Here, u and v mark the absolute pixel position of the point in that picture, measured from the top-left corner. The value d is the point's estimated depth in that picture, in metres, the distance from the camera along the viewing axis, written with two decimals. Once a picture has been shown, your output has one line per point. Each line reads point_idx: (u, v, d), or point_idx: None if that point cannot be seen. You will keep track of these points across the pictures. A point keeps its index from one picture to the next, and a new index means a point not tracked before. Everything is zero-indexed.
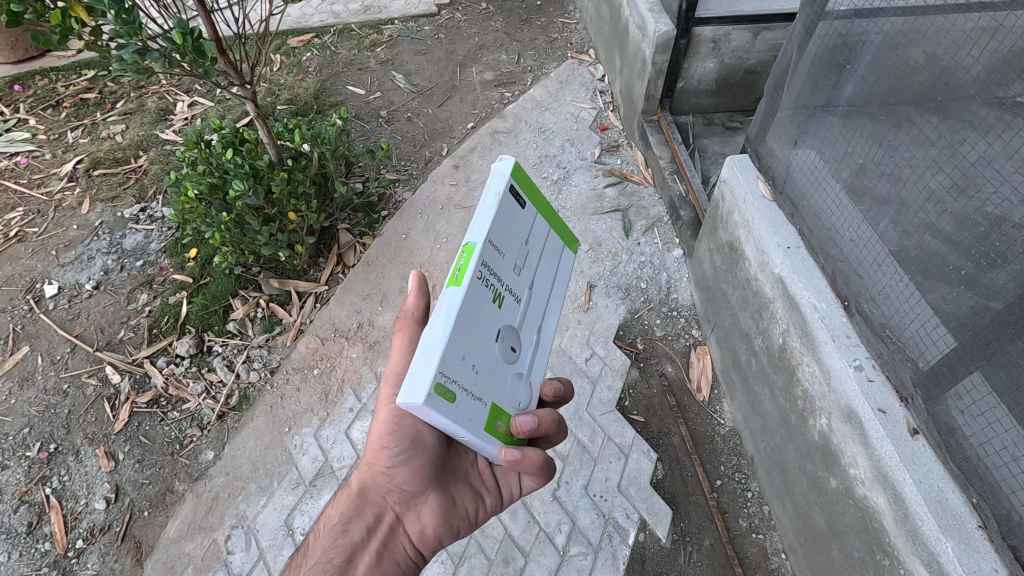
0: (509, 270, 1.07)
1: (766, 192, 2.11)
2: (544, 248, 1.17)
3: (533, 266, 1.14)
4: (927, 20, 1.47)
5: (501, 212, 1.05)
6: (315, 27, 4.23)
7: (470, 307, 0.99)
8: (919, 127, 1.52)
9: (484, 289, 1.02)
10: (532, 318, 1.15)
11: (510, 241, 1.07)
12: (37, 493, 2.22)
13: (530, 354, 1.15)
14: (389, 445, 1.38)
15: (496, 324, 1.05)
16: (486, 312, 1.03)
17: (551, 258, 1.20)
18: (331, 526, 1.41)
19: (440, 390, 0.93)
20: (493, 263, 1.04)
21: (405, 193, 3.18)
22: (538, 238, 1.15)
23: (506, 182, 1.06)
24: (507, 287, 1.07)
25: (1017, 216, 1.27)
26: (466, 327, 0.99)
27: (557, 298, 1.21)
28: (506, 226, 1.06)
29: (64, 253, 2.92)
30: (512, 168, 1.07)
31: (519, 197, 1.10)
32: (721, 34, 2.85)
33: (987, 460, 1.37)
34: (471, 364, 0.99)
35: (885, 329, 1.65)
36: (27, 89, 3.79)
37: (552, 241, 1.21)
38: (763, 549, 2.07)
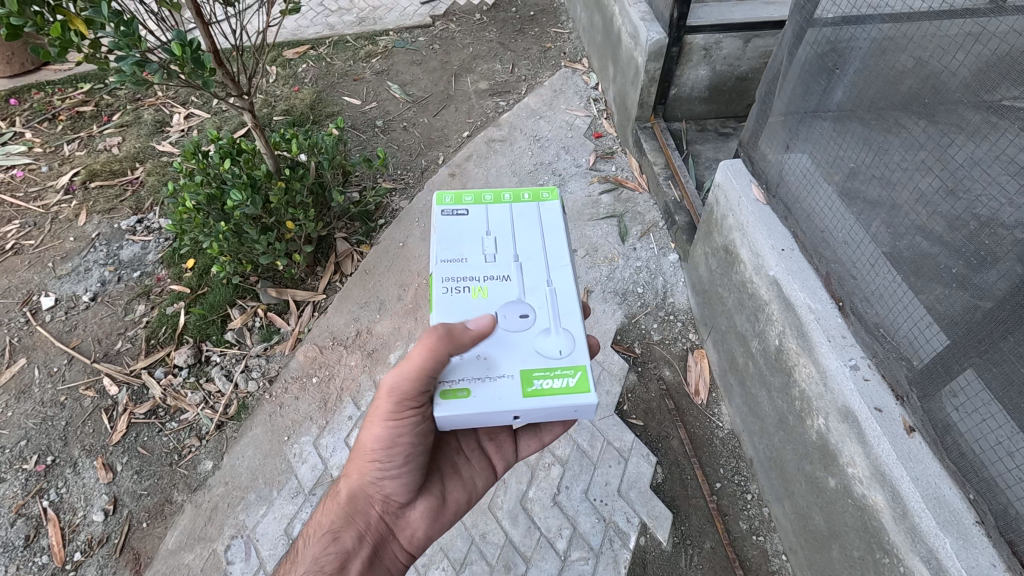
0: (480, 262, 1.44)
1: (760, 195, 2.13)
2: (511, 225, 1.51)
3: (507, 242, 1.48)
4: (914, 26, 1.50)
5: (447, 229, 1.48)
6: (311, 39, 4.27)
7: (453, 312, 1.36)
8: (907, 131, 1.55)
9: (461, 290, 1.39)
10: (533, 276, 1.42)
11: (468, 243, 1.47)
12: (34, 506, 2.21)
13: (545, 300, 1.38)
14: (380, 459, 1.40)
15: (490, 306, 1.37)
16: (471, 305, 1.37)
17: (528, 227, 1.51)
18: (323, 533, 1.44)
19: (449, 394, 1.26)
20: (455, 267, 1.42)
21: (402, 201, 3.20)
22: (501, 221, 1.51)
23: (438, 214, 1.51)
24: (484, 273, 1.42)
25: (1004, 217, 1.30)
26: None
27: (554, 246, 1.47)
28: (458, 239, 1.47)
29: (61, 265, 2.92)
30: (441, 203, 1.53)
31: (462, 214, 1.52)
32: (712, 41, 2.89)
33: (982, 456, 1.38)
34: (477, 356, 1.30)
35: (880, 329, 1.66)
36: (23, 103, 3.80)
37: (524, 215, 1.53)
38: (764, 551, 2.08)
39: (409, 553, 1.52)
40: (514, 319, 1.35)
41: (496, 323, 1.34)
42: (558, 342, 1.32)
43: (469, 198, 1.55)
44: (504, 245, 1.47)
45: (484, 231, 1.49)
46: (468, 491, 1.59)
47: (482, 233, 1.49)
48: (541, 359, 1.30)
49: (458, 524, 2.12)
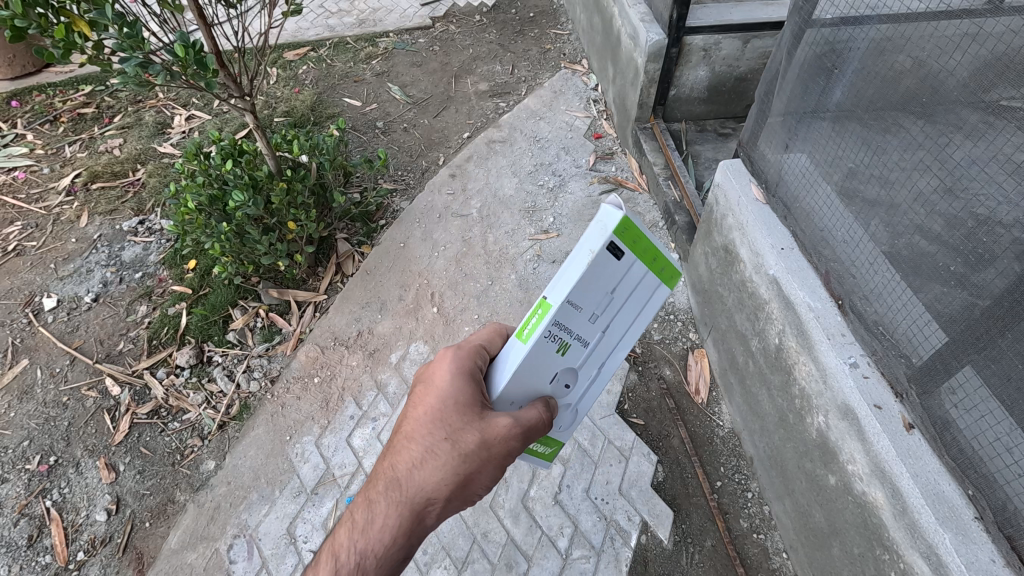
0: (585, 329, 1.14)
1: (760, 195, 2.14)
2: (636, 296, 1.14)
3: (614, 313, 1.14)
4: (912, 27, 1.51)
5: (591, 270, 1.03)
6: (311, 41, 4.28)
7: (530, 360, 1.15)
8: (905, 131, 1.56)
9: (550, 345, 1.13)
10: (598, 356, 1.23)
11: (593, 298, 1.09)
12: (37, 506, 2.22)
13: (586, 388, 1.29)
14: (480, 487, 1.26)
15: (555, 368, 1.19)
16: (546, 362, 1.16)
17: (646, 310, 1.17)
18: (385, 547, 1.21)
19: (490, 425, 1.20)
20: (563, 321, 1.10)
21: (403, 202, 3.21)
22: (630, 291, 1.11)
23: (592, 254, 1.01)
24: (578, 341, 1.16)
25: (1000, 216, 1.31)
26: (517, 371, 1.17)
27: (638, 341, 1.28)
28: (589, 290, 1.08)
29: (63, 266, 2.93)
30: (609, 231, 0.99)
31: (608, 261, 1.03)
32: (711, 42, 2.91)
33: (981, 452, 1.39)
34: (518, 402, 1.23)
35: (879, 327, 1.68)
36: (25, 105, 3.81)
37: (654, 285, 1.13)
38: (764, 549, 2.08)
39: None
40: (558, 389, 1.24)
41: (547, 384, 1.22)
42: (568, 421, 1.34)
43: (629, 234, 1.01)
44: (614, 313, 1.15)
45: (612, 291, 1.10)
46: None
47: (610, 294, 1.10)
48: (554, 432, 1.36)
49: (460, 523, 2.13)
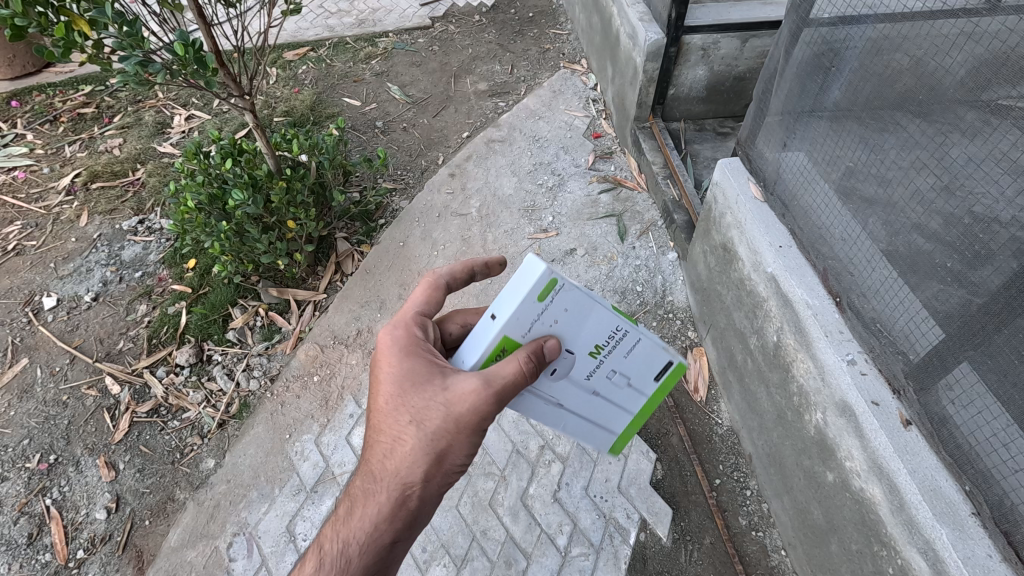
0: (606, 369, 1.30)
1: (758, 193, 2.15)
2: (624, 400, 1.40)
3: (614, 392, 1.36)
4: (909, 26, 1.52)
5: (651, 357, 1.32)
6: (311, 41, 4.29)
7: (593, 321, 1.20)
8: (902, 129, 1.57)
9: (603, 337, 1.24)
10: (576, 395, 1.33)
11: (628, 363, 1.32)
12: (37, 504, 2.22)
13: (545, 397, 1.30)
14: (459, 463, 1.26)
15: (577, 352, 1.23)
16: (588, 345, 1.23)
17: (612, 418, 1.44)
18: (371, 527, 1.24)
19: (541, 293, 1.09)
20: (621, 343, 1.26)
21: (402, 201, 3.22)
22: (625, 401, 1.40)
23: (668, 357, 1.33)
24: (596, 369, 1.29)
25: (997, 213, 1.32)
26: (585, 310, 1.17)
27: (580, 426, 1.41)
28: (639, 357, 1.32)
29: (63, 266, 2.93)
30: (679, 364, 1.36)
31: (653, 371, 1.36)
32: (709, 41, 2.91)
33: (978, 447, 1.40)
34: (550, 322, 1.15)
35: (876, 323, 1.68)
36: (25, 105, 3.82)
37: (621, 425, 1.47)
38: (763, 546, 2.09)
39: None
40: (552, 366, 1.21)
41: (564, 350, 1.20)
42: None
43: (668, 384, 1.41)
44: (609, 393, 1.36)
45: (635, 376, 1.35)
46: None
47: (633, 376, 1.34)
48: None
49: (459, 521, 2.13)
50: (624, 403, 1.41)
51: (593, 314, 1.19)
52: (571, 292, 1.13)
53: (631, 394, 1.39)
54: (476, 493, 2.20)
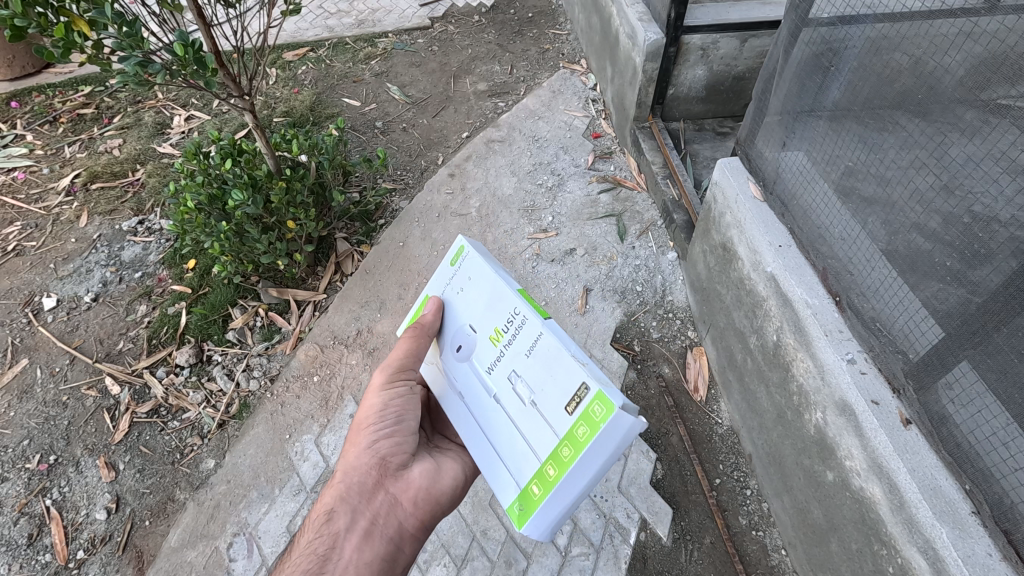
0: (504, 367, 1.30)
1: (757, 193, 2.15)
2: (527, 430, 1.23)
3: (512, 403, 1.28)
4: (908, 26, 1.52)
5: (563, 370, 1.20)
6: (310, 41, 4.29)
7: (496, 295, 1.37)
8: (902, 129, 1.57)
9: (502, 321, 1.34)
10: (479, 391, 1.35)
11: (537, 373, 1.24)
12: (37, 505, 2.22)
13: (449, 381, 1.45)
14: (372, 422, 1.51)
15: (478, 331, 1.38)
16: (493, 322, 1.36)
17: (516, 457, 1.25)
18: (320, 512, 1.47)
19: (453, 256, 1.50)
20: (519, 333, 1.30)
21: (402, 202, 3.22)
22: (528, 428, 1.23)
23: (589, 378, 1.15)
24: (495, 361, 1.32)
25: (996, 213, 1.32)
26: (491, 281, 1.39)
27: (480, 447, 1.32)
28: (541, 367, 1.24)
29: (63, 266, 2.93)
30: (597, 391, 1.11)
31: (565, 398, 1.17)
32: (709, 41, 2.91)
33: (978, 447, 1.40)
34: (455, 289, 1.46)
35: (876, 323, 1.68)
36: (24, 105, 3.82)
37: (525, 473, 1.22)
38: (763, 546, 2.09)
39: (411, 526, 1.47)
40: (455, 338, 1.45)
41: (467, 323, 1.42)
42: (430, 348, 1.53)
43: (585, 423, 1.11)
44: (511, 406, 1.28)
45: (540, 396, 1.22)
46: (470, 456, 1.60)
47: (538, 393, 1.22)
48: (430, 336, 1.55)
49: (459, 521, 2.13)
50: (529, 430, 1.23)
51: (497, 290, 1.37)
52: (474, 260, 1.45)
53: (532, 415, 1.23)
54: (476, 493, 2.20)
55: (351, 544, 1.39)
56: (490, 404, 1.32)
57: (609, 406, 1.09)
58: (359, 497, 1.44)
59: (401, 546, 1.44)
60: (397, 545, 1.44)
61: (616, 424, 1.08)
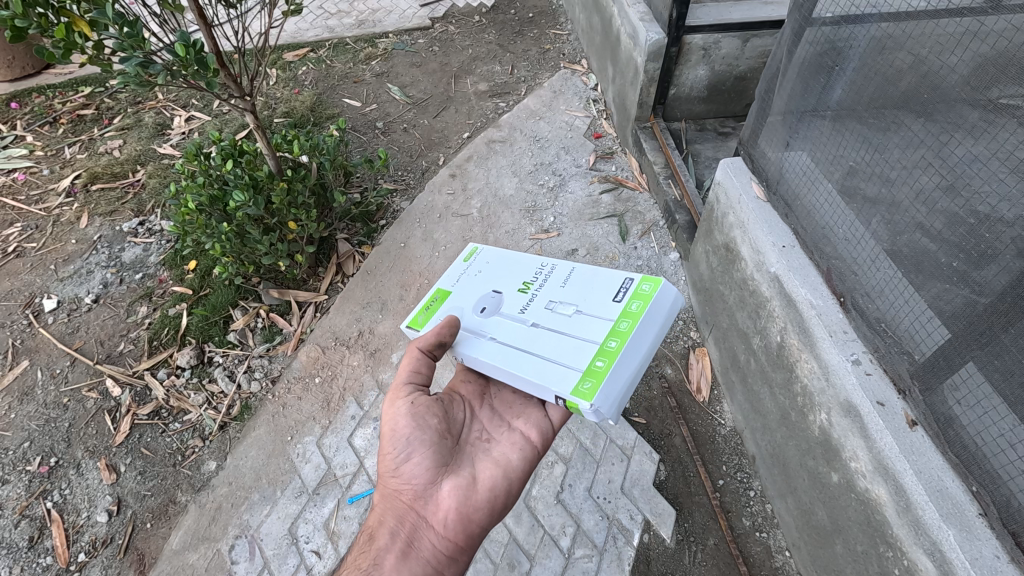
0: (540, 301, 1.65)
1: (760, 193, 2.15)
2: (580, 331, 1.51)
3: (561, 321, 1.56)
4: (912, 25, 1.52)
5: (595, 280, 1.66)
6: (311, 42, 4.28)
7: (511, 268, 1.80)
8: (906, 129, 1.56)
9: (530, 276, 1.75)
10: (522, 325, 1.59)
11: (569, 296, 1.64)
12: (38, 507, 2.21)
13: (477, 332, 1.63)
14: (390, 448, 1.58)
15: (504, 290, 1.72)
16: (518, 278, 1.76)
17: (569, 354, 1.46)
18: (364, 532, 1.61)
19: (467, 255, 1.90)
20: (544, 273, 1.74)
21: (403, 202, 3.21)
22: (581, 330, 1.51)
23: (619, 275, 1.62)
24: (529, 300, 1.66)
25: (1001, 213, 1.32)
26: (505, 257, 1.85)
27: (525, 360, 1.49)
28: (579, 289, 1.65)
29: (63, 268, 2.93)
30: (641, 278, 1.57)
31: (606, 298, 1.57)
32: (710, 41, 2.91)
33: (984, 448, 1.39)
34: (474, 272, 1.83)
35: (881, 323, 1.68)
36: (24, 106, 3.81)
37: (583, 359, 1.43)
38: (767, 547, 2.08)
39: (448, 545, 1.55)
40: (480, 304, 1.71)
41: (491, 290, 1.74)
42: (447, 318, 1.69)
43: (635, 301, 1.53)
44: (559, 324, 1.56)
45: (583, 307, 1.58)
46: (503, 468, 1.62)
47: (580, 304, 1.60)
48: (443, 312, 1.72)
49: None
50: (584, 331, 1.50)
51: (510, 261, 1.83)
52: (489, 253, 1.89)
53: (588, 321, 1.53)
54: None
55: (389, 563, 1.48)
56: (536, 329, 1.56)
57: (642, 283, 1.56)
58: (394, 518, 1.55)
59: (438, 565, 1.52)
60: (434, 566, 1.51)
61: (663, 295, 1.52)
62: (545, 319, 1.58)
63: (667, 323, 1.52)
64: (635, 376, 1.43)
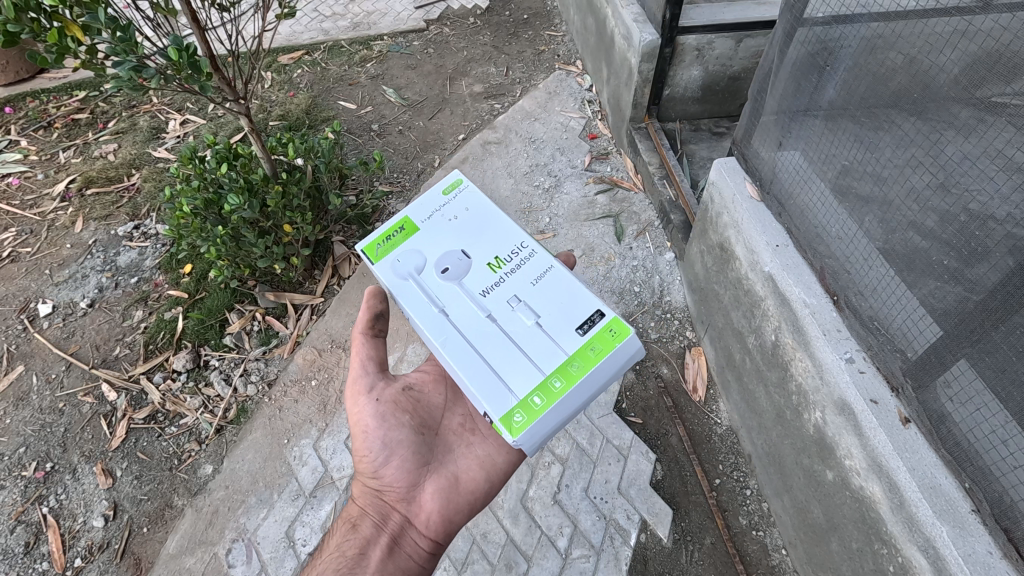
0: (505, 292, 1.45)
1: (754, 193, 2.15)
2: (531, 348, 1.36)
3: (517, 327, 1.39)
4: (903, 25, 1.52)
5: (569, 292, 1.44)
6: (306, 44, 4.28)
7: (490, 232, 1.57)
8: (897, 127, 1.57)
9: (505, 251, 1.53)
10: (473, 311, 1.42)
11: (537, 299, 1.43)
12: (34, 512, 2.21)
13: (430, 297, 1.46)
14: (366, 450, 1.60)
15: (473, 257, 1.52)
16: (493, 247, 1.54)
17: (512, 371, 1.34)
18: (341, 523, 1.63)
19: (449, 190, 1.67)
20: (520, 254, 1.53)
21: (399, 204, 3.22)
22: (535, 348, 1.36)
23: (593, 300, 1.42)
24: (495, 286, 1.46)
25: (993, 211, 1.32)
26: (485, 212, 1.62)
27: (466, 359, 1.35)
28: (551, 295, 1.44)
29: (58, 272, 2.92)
30: (614, 317, 1.39)
31: (574, 323, 1.39)
32: (704, 42, 2.92)
33: (977, 445, 1.40)
34: (449, 218, 1.61)
35: (874, 321, 1.68)
36: (18, 111, 3.80)
37: (524, 387, 1.32)
38: (764, 546, 2.09)
39: (431, 540, 1.61)
40: (444, 261, 1.51)
41: (460, 250, 1.53)
42: (405, 261, 1.52)
43: (598, 343, 1.36)
44: (514, 328, 1.39)
45: (547, 321, 1.40)
46: (486, 468, 1.66)
47: (544, 316, 1.41)
48: (405, 251, 1.54)
49: None
50: (535, 351, 1.36)
51: (489, 223, 1.59)
52: (471, 198, 1.65)
53: (541, 339, 1.37)
54: None
55: (375, 557, 1.51)
56: (487, 324, 1.40)
57: (612, 325, 1.38)
58: (376, 515, 1.59)
59: (423, 558, 1.59)
60: (419, 559, 1.58)
61: (628, 346, 1.37)
62: (500, 316, 1.41)
63: (618, 373, 1.38)
64: (568, 419, 1.34)
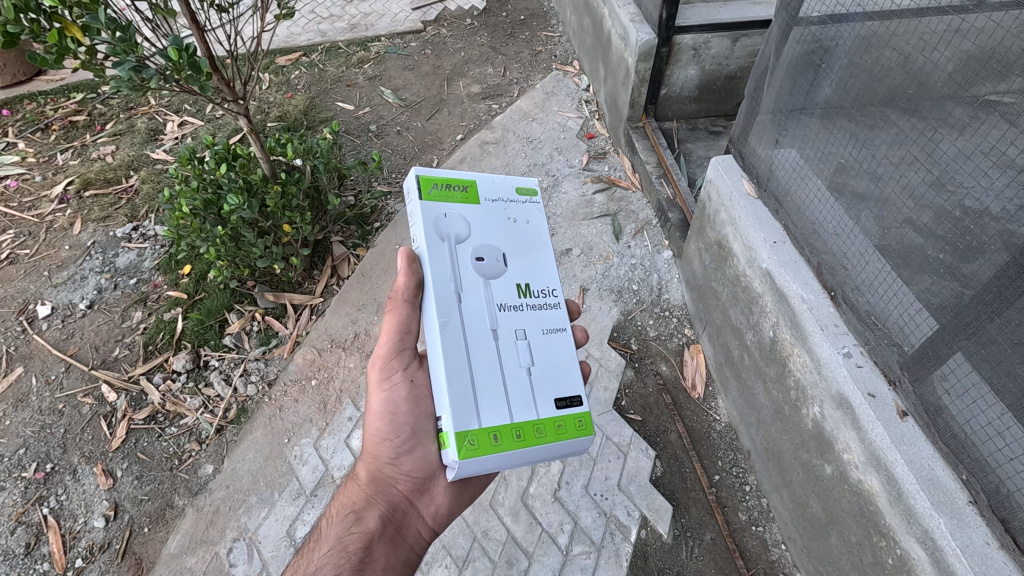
0: (518, 321, 1.42)
1: (751, 190, 2.17)
2: (514, 388, 1.34)
3: (510, 360, 1.37)
4: (897, 24, 1.54)
5: (564, 362, 1.44)
6: (303, 46, 4.28)
7: (535, 256, 1.52)
8: (892, 125, 1.59)
9: (539, 284, 1.49)
10: (481, 318, 1.37)
11: (541, 348, 1.42)
12: (34, 514, 2.21)
13: (454, 276, 1.39)
14: (391, 435, 1.49)
15: (509, 268, 1.46)
16: (530, 276, 1.49)
17: (489, 396, 1.31)
18: (345, 504, 1.55)
19: (522, 189, 1.59)
20: (547, 300, 1.49)
21: (397, 205, 3.22)
22: (518, 391, 1.35)
23: (578, 387, 1.44)
24: (514, 308, 1.43)
25: (988, 206, 1.34)
26: (540, 236, 1.55)
27: (456, 361, 1.31)
28: (554, 352, 1.44)
29: (57, 274, 2.92)
30: (588, 412, 1.42)
31: (558, 393, 1.40)
32: (700, 41, 2.94)
33: (973, 436, 1.41)
34: (508, 215, 1.53)
35: (870, 316, 1.70)
36: (15, 113, 3.80)
37: (491, 418, 1.29)
38: (763, 541, 2.10)
39: (433, 531, 1.60)
40: (482, 250, 1.44)
41: (503, 252, 1.47)
42: (450, 223, 1.43)
43: (565, 424, 1.38)
44: (508, 358, 1.37)
45: (539, 376, 1.39)
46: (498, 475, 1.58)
47: (538, 368, 1.40)
48: (454, 213, 1.45)
49: (461, 522, 2.13)
50: (513, 393, 1.34)
51: (540, 247, 1.54)
52: (536, 211, 1.59)
53: (523, 387, 1.36)
54: None
55: (382, 551, 1.48)
56: (487, 339, 1.36)
57: (582, 417, 1.41)
58: (385, 504, 1.54)
59: (421, 547, 1.59)
60: (417, 549, 1.58)
61: (584, 442, 1.39)
62: (501, 340, 1.38)
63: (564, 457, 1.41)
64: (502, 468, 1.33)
